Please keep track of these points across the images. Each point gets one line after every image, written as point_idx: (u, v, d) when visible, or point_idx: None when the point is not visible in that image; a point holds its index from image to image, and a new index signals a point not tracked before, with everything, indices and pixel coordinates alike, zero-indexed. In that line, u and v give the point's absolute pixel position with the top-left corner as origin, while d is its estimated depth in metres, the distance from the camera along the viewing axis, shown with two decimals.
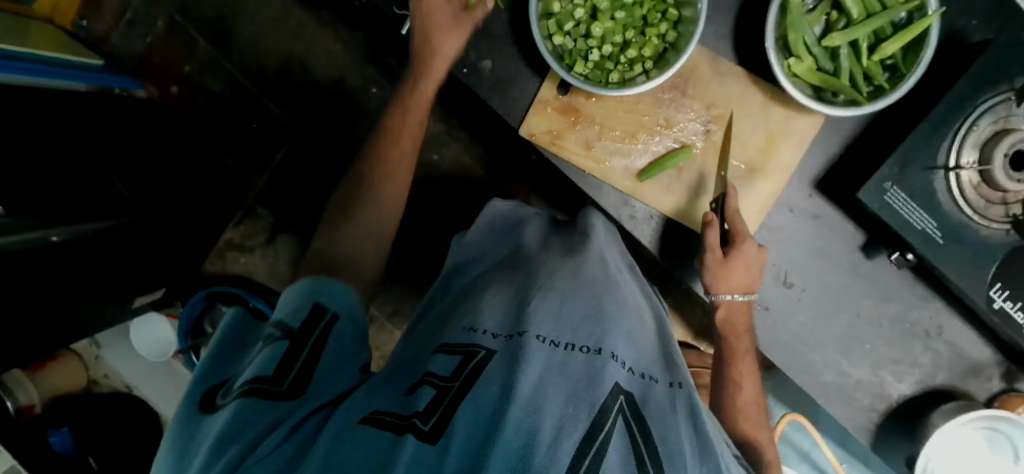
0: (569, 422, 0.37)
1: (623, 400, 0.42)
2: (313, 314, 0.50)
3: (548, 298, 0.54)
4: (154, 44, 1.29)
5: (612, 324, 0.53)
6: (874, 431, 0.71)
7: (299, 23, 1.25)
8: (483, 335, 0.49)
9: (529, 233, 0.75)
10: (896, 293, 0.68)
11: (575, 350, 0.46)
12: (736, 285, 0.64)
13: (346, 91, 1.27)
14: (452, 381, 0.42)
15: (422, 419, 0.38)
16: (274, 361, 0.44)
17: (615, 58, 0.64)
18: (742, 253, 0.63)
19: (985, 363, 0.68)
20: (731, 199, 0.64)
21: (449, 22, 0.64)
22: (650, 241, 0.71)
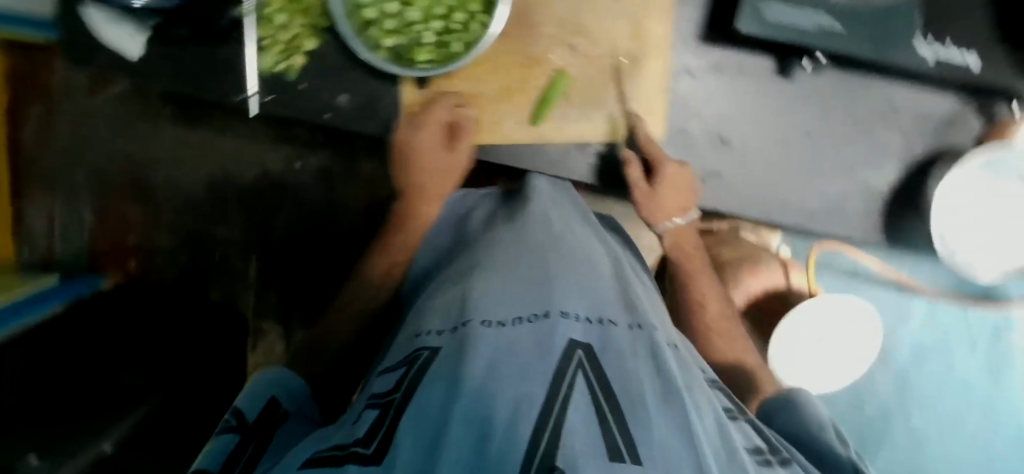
0: (526, 398, 0.38)
1: (583, 352, 0.44)
2: (269, 405, 0.58)
3: (493, 280, 0.54)
4: (94, 234, 1.25)
5: (560, 280, 0.54)
6: (884, 231, 0.68)
7: (201, 143, 1.19)
8: (433, 335, 0.51)
9: (473, 215, 0.74)
10: (831, 96, 0.65)
11: (523, 322, 0.47)
12: (675, 207, 0.68)
13: (275, 180, 1.21)
14: (394, 394, 0.45)
15: (363, 444, 0.40)
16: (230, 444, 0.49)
17: (450, 29, 0.61)
18: (667, 179, 0.64)
19: (955, 113, 0.65)
20: (640, 132, 0.65)
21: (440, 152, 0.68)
22: (588, 177, 0.69)
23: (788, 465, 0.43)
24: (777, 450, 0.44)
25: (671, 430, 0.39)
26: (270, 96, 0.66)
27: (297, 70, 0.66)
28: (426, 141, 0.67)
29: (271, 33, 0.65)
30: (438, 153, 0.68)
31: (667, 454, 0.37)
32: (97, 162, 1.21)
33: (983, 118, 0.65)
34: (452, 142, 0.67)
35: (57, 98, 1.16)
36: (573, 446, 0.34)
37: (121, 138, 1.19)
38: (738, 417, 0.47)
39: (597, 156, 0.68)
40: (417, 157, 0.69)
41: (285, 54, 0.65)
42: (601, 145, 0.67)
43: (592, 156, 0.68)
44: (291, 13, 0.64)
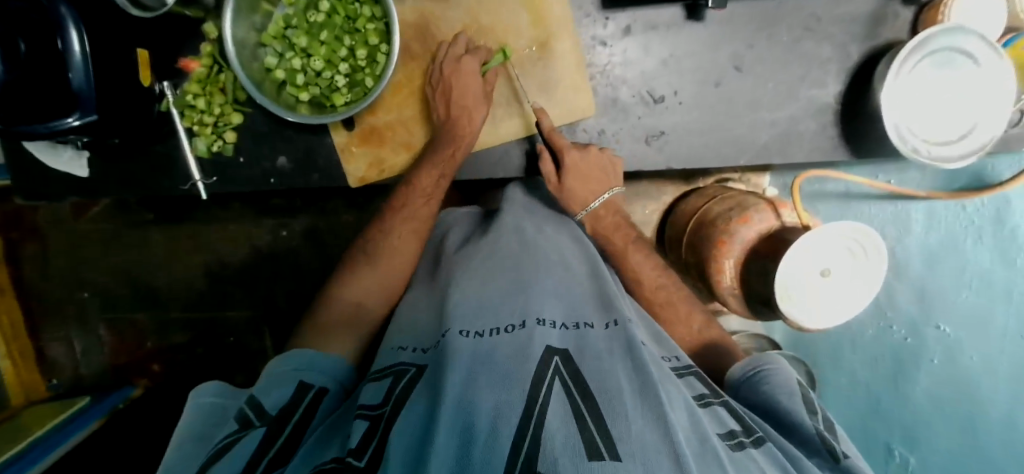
0: (505, 409, 0.36)
1: (560, 358, 0.42)
2: (299, 391, 0.50)
3: (467, 289, 0.53)
4: (114, 348, 1.25)
5: (533, 288, 0.52)
6: (842, 143, 0.66)
7: (188, 235, 1.18)
8: (413, 352, 0.50)
9: (449, 236, 0.72)
10: (749, 25, 0.63)
11: (500, 332, 0.45)
12: (588, 195, 0.66)
13: (266, 253, 1.17)
14: (383, 408, 0.43)
15: (356, 455, 0.38)
16: (255, 445, 0.42)
17: (358, 67, 0.62)
18: (572, 168, 0.65)
19: (881, 8, 0.62)
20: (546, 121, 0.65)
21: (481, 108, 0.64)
22: (518, 170, 0.72)
23: (763, 444, 0.41)
24: (750, 432, 0.42)
25: (648, 421, 0.36)
26: (213, 177, 0.71)
27: (231, 145, 0.69)
28: (467, 85, 0.63)
29: (197, 119, 0.67)
30: (482, 105, 0.65)
31: (644, 446, 0.34)
32: (100, 279, 1.23)
33: (912, 6, 0.62)
34: (486, 86, 0.65)
35: (48, 233, 1.21)
36: (553, 447, 0.33)
37: (114, 250, 1.21)
38: (711, 402, 0.45)
39: (516, 151, 0.71)
40: (460, 103, 0.63)
41: (216, 134, 0.68)
42: (516, 139, 0.69)
43: (510, 153, 0.71)
44: (207, 95, 0.66)
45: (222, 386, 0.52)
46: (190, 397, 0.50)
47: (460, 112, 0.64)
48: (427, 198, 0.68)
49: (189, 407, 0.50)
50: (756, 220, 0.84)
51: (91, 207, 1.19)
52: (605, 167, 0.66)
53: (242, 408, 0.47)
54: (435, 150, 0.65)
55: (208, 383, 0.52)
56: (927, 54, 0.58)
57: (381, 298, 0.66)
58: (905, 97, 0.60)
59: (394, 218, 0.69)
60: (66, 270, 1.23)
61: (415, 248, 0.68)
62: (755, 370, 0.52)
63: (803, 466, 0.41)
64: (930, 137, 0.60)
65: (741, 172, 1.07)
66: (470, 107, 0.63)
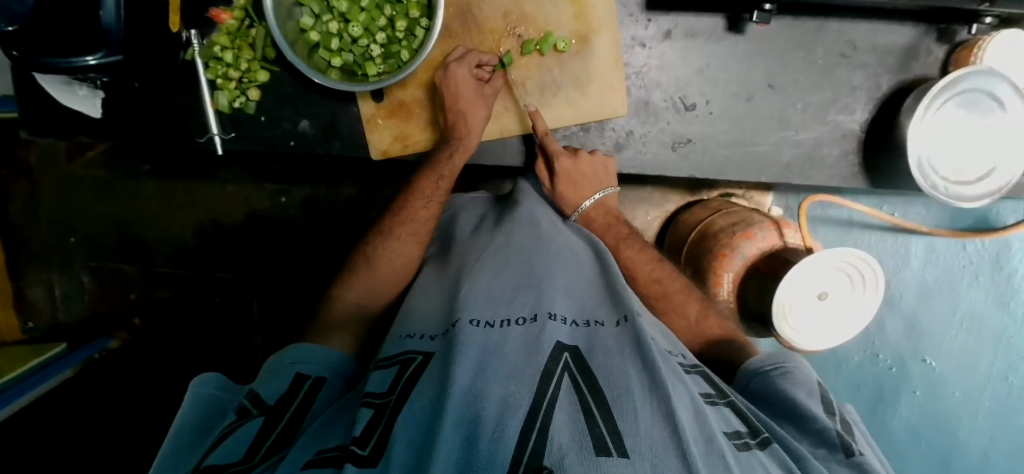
0: (512, 404, 0.36)
1: (570, 355, 0.42)
2: (294, 382, 0.49)
3: (480, 277, 0.53)
4: (96, 297, 1.23)
5: (545, 283, 0.52)
6: (861, 171, 0.67)
7: (183, 192, 1.16)
8: (420, 339, 0.49)
9: (462, 219, 0.71)
10: (788, 42, 0.64)
11: (512, 325, 0.45)
12: (577, 198, 0.68)
13: (264, 218, 1.15)
14: (389, 396, 0.41)
15: (359, 444, 0.36)
16: (253, 434, 0.42)
17: (394, 38, 0.62)
18: (562, 174, 0.66)
19: (915, 42, 0.63)
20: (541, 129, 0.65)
21: (476, 97, 0.64)
22: (516, 159, 0.71)
23: (769, 445, 0.40)
24: (757, 432, 0.41)
25: (656, 420, 0.35)
26: (232, 133, 0.69)
27: (254, 103, 0.68)
28: (460, 90, 0.63)
29: (222, 72, 0.65)
30: (482, 105, 0.65)
31: (652, 446, 0.33)
32: (88, 226, 1.20)
33: (945, 45, 0.63)
34: (485, 88, 0.65)
35: (40, 173, 1.17)
36: (559, 444, 0.33)
37: (106, 199, 1.18)
38: (718, 401, 0.44)
39: (519, 145, 0.71)
40: (455, 108, 0.64)
41: (240, 90, 0.67)
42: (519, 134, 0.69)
43: (515, 145, 0.71)
44: (236, 49, 0.65)
45: (221, 378, 0.50)
46: (188, 389, 0.48)
47: (456, 117, 0.64)
48: (428, 200, 0.67)
49: (187, 398, 0.47)
50: (758, 237, 0.85)
51: (88, 150, 1.15)
52: (597, 171, 0.67)
53: (241, 402, 0.46)
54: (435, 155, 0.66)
55: (208, 374, 0.50)
56: (955, 95, 0.59)
57: (385, 292, 0.66)
58: (930, 135, 0.60)
59: (393, 221, 0.68)
60: (54, 214, 1.20)
61: (418, 250, 0.67)
62: (775, 366, 0.53)
63: (809, 466, 0.40)
64: (949, 175, 0.60)
65: (745, 188, 1.09)
66: (465, 110, 0.64)
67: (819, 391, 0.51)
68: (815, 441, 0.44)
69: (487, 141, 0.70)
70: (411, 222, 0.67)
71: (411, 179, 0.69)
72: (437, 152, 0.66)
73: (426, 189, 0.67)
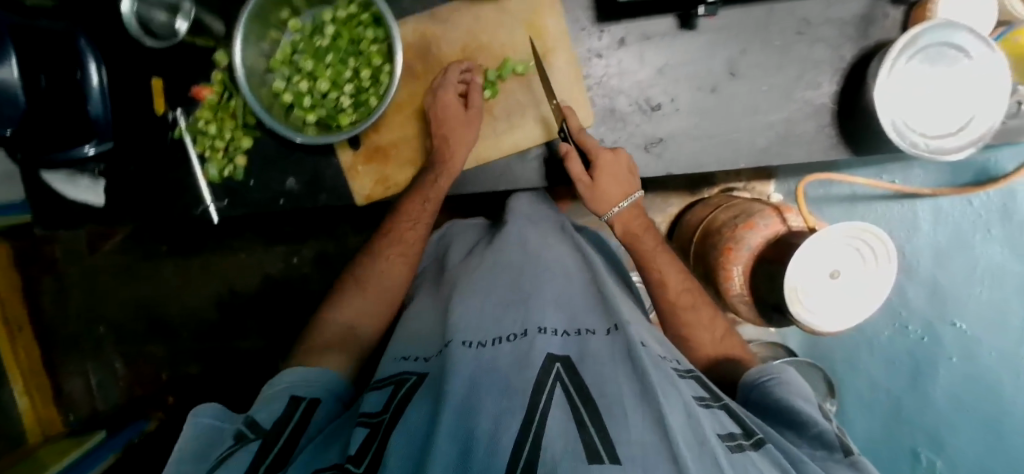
0: (504, 420, 0.35)
1: (561, 365, 0.41)
2: (292, 404, 0.49)
3: (471, 297, 0.53)
4: (130, 380, 1.27)
5: (534, 297, 0.51)
6: (843, 143, 0.66)
7: (200, 268, 1.21)
8: (416, 360, 0.49)
9: (453, 249, 0.72)
10: (740, 29, 0.65)
11: (503, 342, 0.45)
12: (614, 195, 0.64)
13: (278, 281, 1.19)
14: (383, 414, 0.42)
15: (354, 462, 0.37)
16: (254, 451, 0.42)
17: (362, 88, 0.65)
18: (599, 171, 0.63)
19: (869, 8, 0.64)
20: (573, 122, 0.64)
21: (463, 120, 0.65)
22: (537, 178, 0.70)
23: (763, 446, 0.40)
24: (750, 434, 0.41)
25: (647, 425, 0.35)
26: (225, 200, 0.72)
27: (242, 169, 0.71)
28: (446, 112, 0.64)
29: (208, 144, 0.69)
30: (470, 127, 0.65)
31: (643, 452, 0.33)
32: (115, 314, 1.25)
33: (901, 6, 0.63)
34: (468, 111, 0.65)
35: (66, 268, 1.23)
36: (552, 454, 0.33)
37: (129, 285, 1.23)
38: (712, 405, 0.43)
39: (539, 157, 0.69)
40: (441, 132, 0.65)
41: (228, 159, 0.70)
42: (538, 144, 0.68)
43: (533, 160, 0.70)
44: (218, 121, 0.69)
45: (221, 409, 0.49)
46: (189, 418, 0.48)
47: (442, 141, 0.65)
48: (415, 222, 0.67)
49: (185, 428, 0.47)
50: (761, 226, 0.84)
51: (107, 241, 1.21)
52: (629, 176, 0.64)
53: (238, 427, 0.46)
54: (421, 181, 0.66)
55: (203, 405, 0.49)
56: (919, 52, 0.59)
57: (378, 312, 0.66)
58: (901, 95, 0.60)
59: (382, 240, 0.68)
60: (83, 307, 1.25)
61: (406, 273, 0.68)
62: (769, 376, 0.52)
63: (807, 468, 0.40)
64: (929, 130, 0.59)
65: (745, 180, 1.08)
66: (450, 133, 0.65)
67: (813, 395, 0.51)
68: (815, 445, 0.45)
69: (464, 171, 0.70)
70: (404, 244, 0.68)
71: (394, 209, 0.69)
72: (420, 179, 0.67)
73: (413, 210, 0.67)
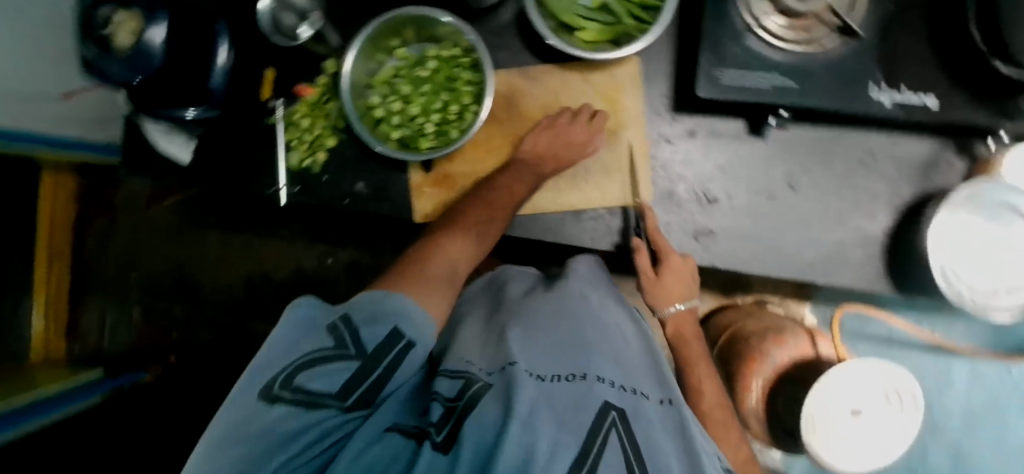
0: (561, 447, 0.38)
1: (616, 414, 0.44)
2: (391, 340, 0.47)
3: (532, 330, 0.55)
4: (142, 332, 1.31)
5: (594, 348, 0.54)
6: (887, 277, 0.67)
7: (241, 244, 1.27)
8: (478, 368, 0.51)
9: (510, 285, 0.72)
10: (806, 147, 0.68)
11: (562, 380, 0.47)
12: (671, 295, 0.70)
13: (308, 276, 1.24)
14: (456, 402, 0.45)
15: (436, 429, 0.42)
16: (353, 370, 0.45)
17: (447, 119, 0.71)
18: (665, 269, 0.68)
19: (934, 156, 0.67)
20: (651, 219, 0.67)
21: (583, 138, 0.69)
22: (609, 246, 0.72)
23: None
24: None
25: None
26: (297, 187, 0.77)
27: (320, 164, 0.76)
28: (571, 130, 0.68)
29: (298, 135, 0.76)
30: (584, 145, 0.69)
31: None
32: (150, 266, 1.31)
33: (965, 159, 0.66)
34: (590, 128, 0.69)
35: (121, 213, 1.30)
36: None
37: (172, 243, 1.30)
38: None
39: (601, 218, 0.72)
40: (561, 141, 0.68)
41: (309, 153, 0.76)
42: (617, 204, 0.71)
43: (595, 219, 0.72)
44: (312, 118, 0.76)
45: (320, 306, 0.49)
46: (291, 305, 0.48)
47: (553, 151, 0.68)
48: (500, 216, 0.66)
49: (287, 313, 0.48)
50: (790, 343, 0.87)
51: (164, 200, 1.27)
52: (688, 282, 0.69)
53: (341, 331, 0.46)
54: (511, 179, 0.68)
55: (305, 298, 0.49)
56: (977, 206, 0.61)
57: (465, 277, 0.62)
58: (956, 243, 0.61)
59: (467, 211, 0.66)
60: (122, 252, 1.31)
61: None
62: None
63: None
64: (978, 283, 0.60)
65: (781, 295, 1.07)
66: (566, 145, 0.68)
67: None
68: None
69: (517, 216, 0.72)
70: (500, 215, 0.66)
71: (473, 193, 0.68)
72: (515, 175, 0.68)
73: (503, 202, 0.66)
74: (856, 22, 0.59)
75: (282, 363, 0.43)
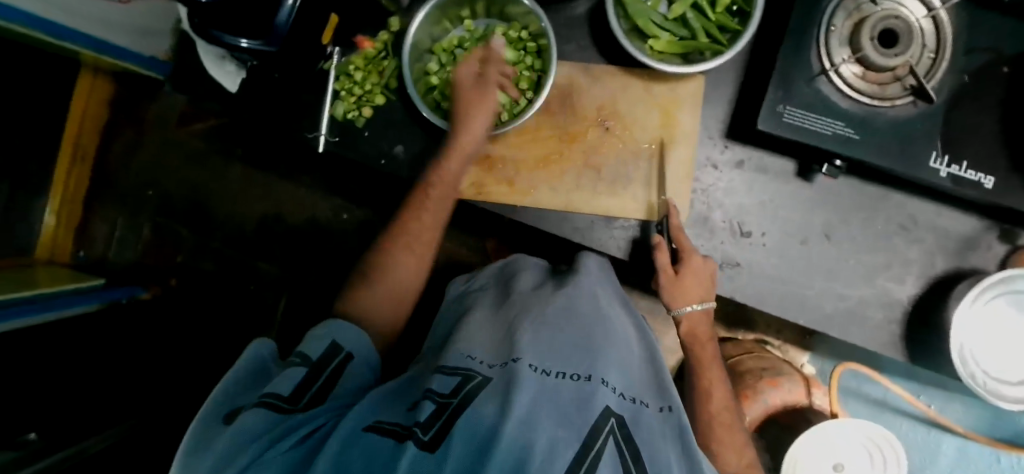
0: (559, 445, 0.37)
1: (615, 421, 0.42)
2: (328, 353, 0.51)
3: (540, 328, 0.54)
4: (147, 249, 1.31)
5: (601, 350, 0.52)
6: (903, 344, 0.67)
7: (261, 182, 1.27)
8: (481, 363, 0.49)
9: (521, 277, 0.72)
10: (851, 200, 0.68)
11: (567, 378, 0.46)
12: (688, 297, 0.66)
13: (321, 227, 1.25)
14: (451, 398, 0.42)
15: (422, 428, 0.38)
16: (299, 378, 0.46)
17: (500, 101, 0.72)
18: (683, 272, 0.65)
19: (975, 234, 0.66)
20: (674, 219, 0.67)
21: (480, 92, 0.65)
22: (622, 252, 0.72)
23: None
24: None
25: None
26: (337, 137, 0.77)
27: (364, 119, 0.76)
28: (468, 88, 0.65)
29: (348, 87, 0.76)
30: (485, 102, 0.65)
31: None
32: (168, 186, 1.31)
33: (1006, 245, 0.66)
34: (486, 83, 0.66)
35: (150, 127, 1.30)
36: None
37: (194, 168, 1.30)
38: None
39: (628, 231, 0.71)
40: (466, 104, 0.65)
41: (357, 105, 0.76)
42: (635, 220, 0.71)
43: (622, 230, 0.71)
44: (366, 72, 0.77)
45: (270, 346, 0.53)
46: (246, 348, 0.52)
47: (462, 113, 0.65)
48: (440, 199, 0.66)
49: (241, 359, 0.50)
50: (786, 385, 0.90)
51: (198, 122, 1.29)
52: (706, 284, 0.66)
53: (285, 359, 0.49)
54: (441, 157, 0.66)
55: (261, 340, 0.54)
56: (1008, 294, 0.61)
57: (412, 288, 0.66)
58: (979, 326, 0.60)
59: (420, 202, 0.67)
60: (142, 166, 1.31)
61: (421, 263, 0.66)
62: None
63: None
64: (992, 370, 0.60)
65: (782, 339, 1.02)
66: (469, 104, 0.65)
67: None
68: None
69: (548, 210, 0.72)
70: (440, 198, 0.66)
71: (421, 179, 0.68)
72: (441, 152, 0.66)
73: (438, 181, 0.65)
74: (931, 85, 0.59)
75: (233, 389, 0.46)
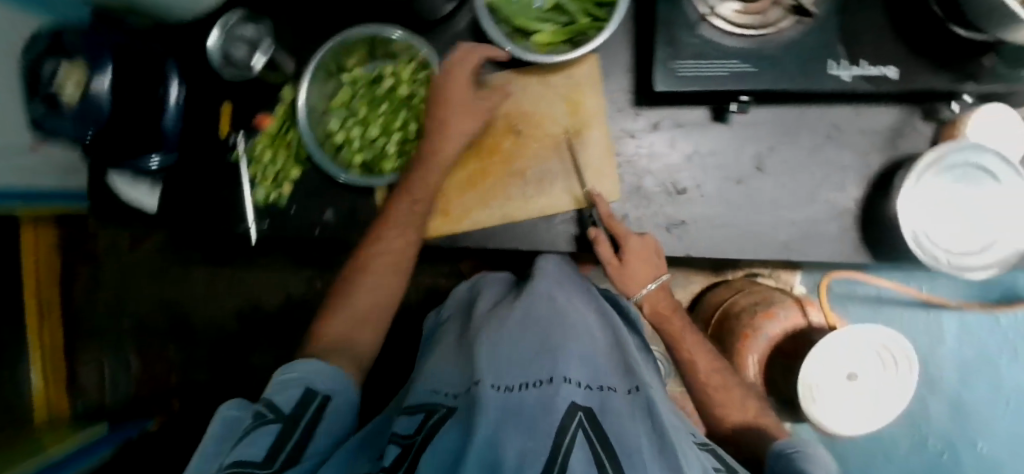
0: (530, 456, 0.38)
1: (583, 414, 0.43)
2: (305, 398, 0.53)
3: (498, 340, 0.54)
4: (141, 379, 1.30)
5: (563, 347, 0.52)
6: (865, 248, 0.67)
7: (227, 279, 1.26)
8: (446, 394, 0.50)
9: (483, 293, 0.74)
10: (771, 127, 0.68)
11: (528, 387, 0.46)
12: (638, 280, 0.67)
13: (298, 302, 1.24)
14: (414, 436, 0.46)
15: None
16: (276, 433, 0.48)
17: (408, 138, 0.72)
18: (625, 259, 0.65)
19: (899, 122, 0.66)
20: (601, 206, 0.67)
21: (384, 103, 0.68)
22: (567, 246, 0.72)
23: None
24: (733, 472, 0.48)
25: None
26: (266, 221, 0.75)
27: (286, 197, 0.75)
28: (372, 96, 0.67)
29: (261, 170, 0.75)
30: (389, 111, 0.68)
31: None
32: (139, 311, 1.30)
33: (932, 123, 0.66)
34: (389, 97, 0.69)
35: (104, 260, 1.29)
36: None
37: (158, 286, 1.28)
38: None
39: (568, 224, 0.71)
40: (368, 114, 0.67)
41: (275, 186, 0.74)
42: (569, 210, 0.70)
43: (563, 224, 0.71)
44: (274, 149, 0.75)
45: (245, 401, 0.54)
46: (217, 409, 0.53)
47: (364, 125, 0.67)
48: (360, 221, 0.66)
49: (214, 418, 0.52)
50: (781, 317, 0.87)
51: (146, 240, 1.27)
52: (651, 261, 0.66)
53: (259, 408, 0.51)
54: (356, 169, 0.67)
55: (231, 400, 0.55)
56: (945, 170, 0.61)
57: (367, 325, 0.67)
58: (927, 209, 0.60)
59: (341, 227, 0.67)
60: (109, 301, 1.30)
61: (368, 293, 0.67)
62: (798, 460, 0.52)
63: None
64: (953, 248, 0.60)
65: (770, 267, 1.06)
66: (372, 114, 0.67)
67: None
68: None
69: (490, 229, 0.72)
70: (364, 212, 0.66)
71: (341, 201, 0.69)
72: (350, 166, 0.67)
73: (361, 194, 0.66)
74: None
75: (215, 453, 0.48)
